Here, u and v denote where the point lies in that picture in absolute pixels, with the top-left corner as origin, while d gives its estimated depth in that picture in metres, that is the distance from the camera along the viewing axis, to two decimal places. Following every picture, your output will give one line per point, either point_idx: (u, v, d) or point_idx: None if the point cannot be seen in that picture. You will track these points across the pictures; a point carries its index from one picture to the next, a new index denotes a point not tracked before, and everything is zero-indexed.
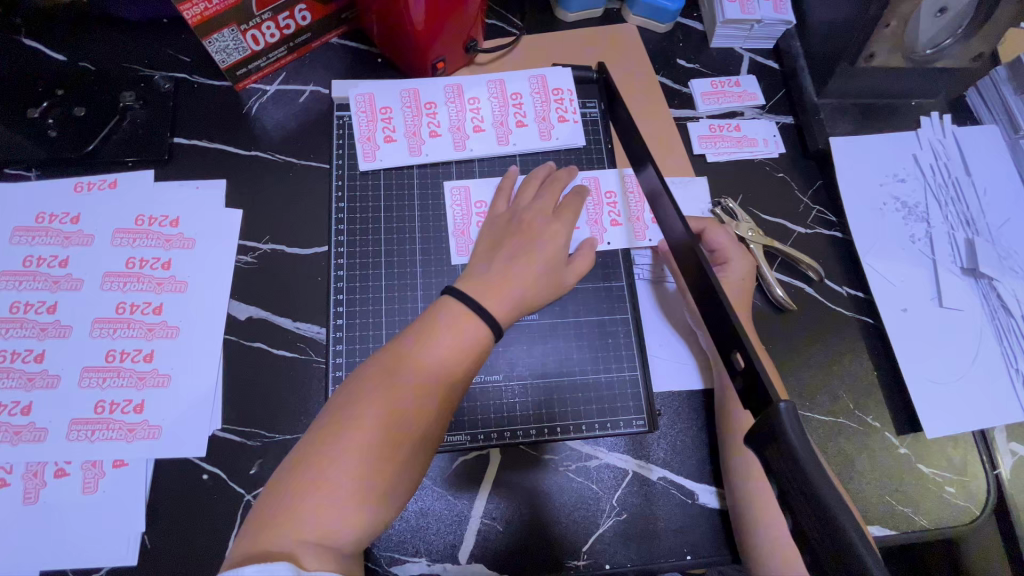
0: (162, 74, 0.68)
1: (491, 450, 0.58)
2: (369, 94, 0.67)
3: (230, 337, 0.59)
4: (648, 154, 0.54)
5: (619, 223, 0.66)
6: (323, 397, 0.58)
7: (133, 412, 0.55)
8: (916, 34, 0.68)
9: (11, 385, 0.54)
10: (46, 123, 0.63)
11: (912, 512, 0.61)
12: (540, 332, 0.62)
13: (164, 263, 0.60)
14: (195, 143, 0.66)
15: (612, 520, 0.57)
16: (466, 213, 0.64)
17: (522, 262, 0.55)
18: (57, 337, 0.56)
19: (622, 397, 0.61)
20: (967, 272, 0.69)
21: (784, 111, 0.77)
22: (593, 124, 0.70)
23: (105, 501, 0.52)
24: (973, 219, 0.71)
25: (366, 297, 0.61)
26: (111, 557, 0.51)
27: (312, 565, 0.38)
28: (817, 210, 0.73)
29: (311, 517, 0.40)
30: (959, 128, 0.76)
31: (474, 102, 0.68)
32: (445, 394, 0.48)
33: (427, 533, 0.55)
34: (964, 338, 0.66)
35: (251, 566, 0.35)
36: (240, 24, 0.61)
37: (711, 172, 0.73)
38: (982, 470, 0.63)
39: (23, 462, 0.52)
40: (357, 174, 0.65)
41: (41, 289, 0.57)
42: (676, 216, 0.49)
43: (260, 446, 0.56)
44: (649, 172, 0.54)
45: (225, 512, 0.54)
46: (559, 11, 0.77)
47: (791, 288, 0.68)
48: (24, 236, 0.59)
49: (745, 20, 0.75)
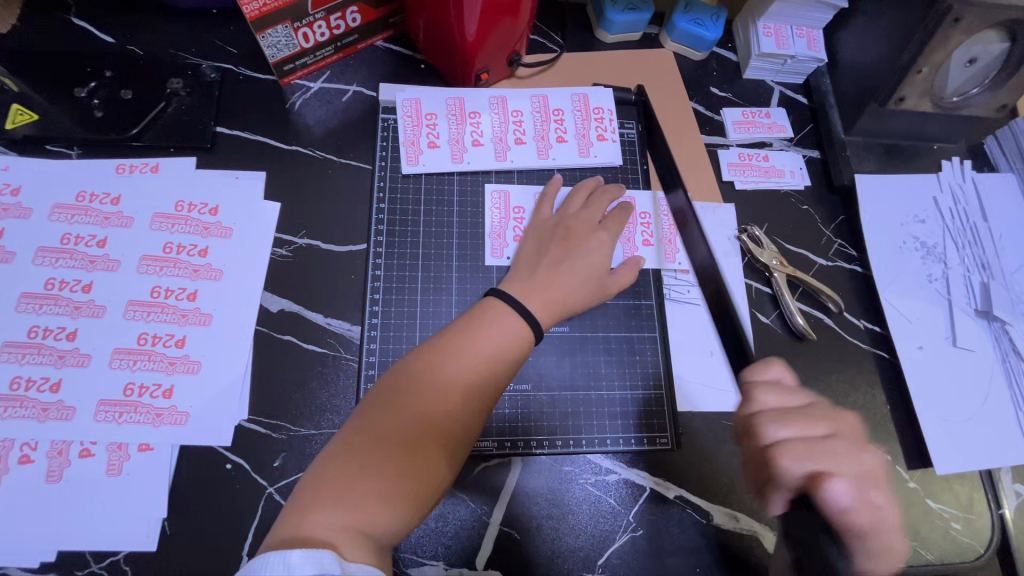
0: (209, 64, 0.68)
1: (514, 458, 0.59)
2: (416, 99, 0.68)
3: (263, 328, 0.59)
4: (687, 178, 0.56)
5: (651, 243, 0.67)
6: (351, 395, 0.58)
7: (161, 397, 0.55)
8: (945, 80, 0.72)
9: (41, 361, 0.54)
10: (92, 103, 0.64)
11: (919, 545, 0.62)
12: (567, 344, 0.63)
13: (201, 250, 0.60)
14: (237, 134, 0.66)
15: (629, 536, 0.57)
16: (504, 217, 0.65)
17: (567, 270, 0.58)
18: (91, 317, 0.56)
19: (645, 413, 0.62)
20: (981, 314, 0.71)
21: (811, 145, 0.79)
22: (629, 144, 0.72)
23: (126, 484, 0.52)
24: (989, 263, 0.73)
25: (400, 298, 0.61)
26: (129, 541, 0.51)
27: (351, 556, 0.39)
28: (839, 244, 0.74)
29: (352, 506, 0.42)
30: (978, 174, 0.79)
31: (517, 114, 0.69)
32: (482, 393, 0.49)
33: (446, 537, 0.55)
34: (975, 378, 0.68)
35: (296, 551, 0.37)
36: (293, 22, 0.62)
37: (739, 200, 0.75)
38: (987, 509, 0.65)
39: (49, 439, 0.52)
40: (399, 176, 0.66)
41: (78, 267, 0.58)
42: None
43: (285, 439, 0.56)
44: None
45: (246, 504, 0.53)
46: (599, 32, 0.79)
47: (811, 318, 0.70)
48: (63, 213, 0.59)
49: (779, 54, 0.77)
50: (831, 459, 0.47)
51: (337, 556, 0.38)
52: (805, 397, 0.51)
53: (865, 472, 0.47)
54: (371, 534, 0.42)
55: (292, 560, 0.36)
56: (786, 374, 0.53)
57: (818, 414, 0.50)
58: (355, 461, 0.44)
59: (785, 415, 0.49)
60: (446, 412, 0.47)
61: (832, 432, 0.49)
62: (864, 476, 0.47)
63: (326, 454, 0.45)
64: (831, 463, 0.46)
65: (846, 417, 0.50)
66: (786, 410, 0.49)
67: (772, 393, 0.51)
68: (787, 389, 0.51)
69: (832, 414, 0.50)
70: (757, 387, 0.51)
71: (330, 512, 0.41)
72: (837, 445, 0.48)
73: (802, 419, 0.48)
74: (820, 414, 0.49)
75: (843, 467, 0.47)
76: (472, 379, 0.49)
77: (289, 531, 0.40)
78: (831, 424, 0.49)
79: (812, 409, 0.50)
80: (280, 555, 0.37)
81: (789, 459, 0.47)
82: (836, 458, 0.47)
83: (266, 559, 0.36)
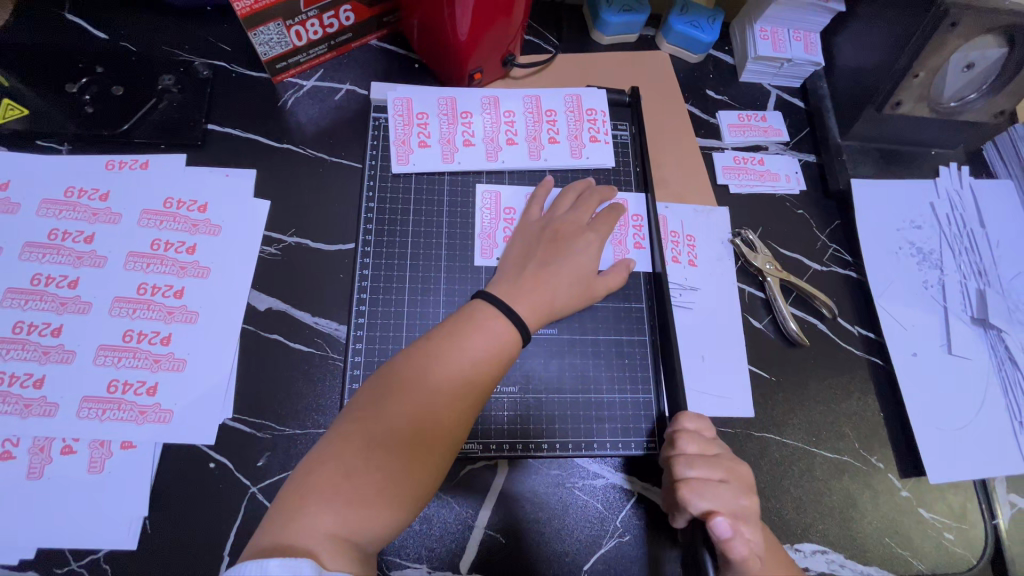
0: (202, 61, 0.68)
1: (500, 460, 0.58)
2: (407, 98, 0.67)
3: (249, 327, 0.59)
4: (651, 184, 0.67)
5: (643, 246, 0.67)
6: (338, 395, 0.58)
7: (145, 395, 0.54)
8: (942, 85, 0.71)
9: (25, 357, 0.54)
10: (83, 99, 0.64)
11: (911, 555, 0.61)
12: (556, 347, 0.62)
13: (189, 247, 0.60)
14: (228, 131, 0.66)
15: (616, 541, 0.57)
16: (495, 218, 0.65)
17: (555, 272, 0.57)
18: (76, 313, 0.56)
19: (634, 417, 0.61)
20: (977, 321, 0.70)
21: (807, 149, 0.78)
22: (623, 145, 0.71)
23: (108, 482, 0.52)
24: (985, 270, 0.73)
25: (389, 298, 0.61)
26: (109, 540, 0.50)
27: (332, 565, 0.39)
28: (834, 248, 0.74)
29: (336, 509, 0.41)
30: (976, 180, 0.78)
31: (509, 115, 0.69)
32: (470, 395, 0.49)
33: (430, 540, 0.55)
34: (970, 386, 0.67)
35: (274, 560, 0.37)
36: (286, 20, 0.62)
37: (733, 204, 0.74)
38: (981, 519, 0.64)
39: (31, 436, 0.52)
40: (390, 175, 0.65)
41: (65, 263, 0.57)
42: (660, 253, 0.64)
43: (270, 438, 0.55)
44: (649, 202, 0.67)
45: (228, 504, 0.53)
46: (594, 32, 0.78)
47: (804, 323, 0.69)
48: (51, 209, 0.59)
49: (775, 57, 0.77)
50: (720, 501, 0.49)
51: (316, 563, 0.38)
52: (718, 446, 0.54)
53: (745, 518, 0.49)
54: (354, 540, 0.41)
55: (270, 569, 0.36)
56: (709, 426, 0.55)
57: (725, 463, 0.52)
58: (339, 463, 0.43)
59: (695, 458, 0.52)
60: (433, 416, 0.47)
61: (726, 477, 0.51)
62: (741, 520, 0.49)
63: (311, 457, 0.45)
64: (719, 506, 0.49)
65: (745, 470, 0.53)
66: (698, 454, 0.52)
67: (691, 437, 0.53)
68: (706, 438, 0.54)
69: (736, 465, 0.52)
70: (680, 432, 0.53)
71: (315, 518, 0.41)
72: (728, 490, 0.50)
73: (708, 463, 0.51)
74: (726, 462, 0.52)
75: (731, 509, 0.49)
76: (460, 382, 0.48)
77: (271, 537, 0.40)
78: (731, 473, 0.52)
79: (722, 458, 0.52)
80: (257, 563, 0.36)
81: (688, 494, 0.49)
82: (727, 500, 0.49)
83: (242, 567, 0.36)
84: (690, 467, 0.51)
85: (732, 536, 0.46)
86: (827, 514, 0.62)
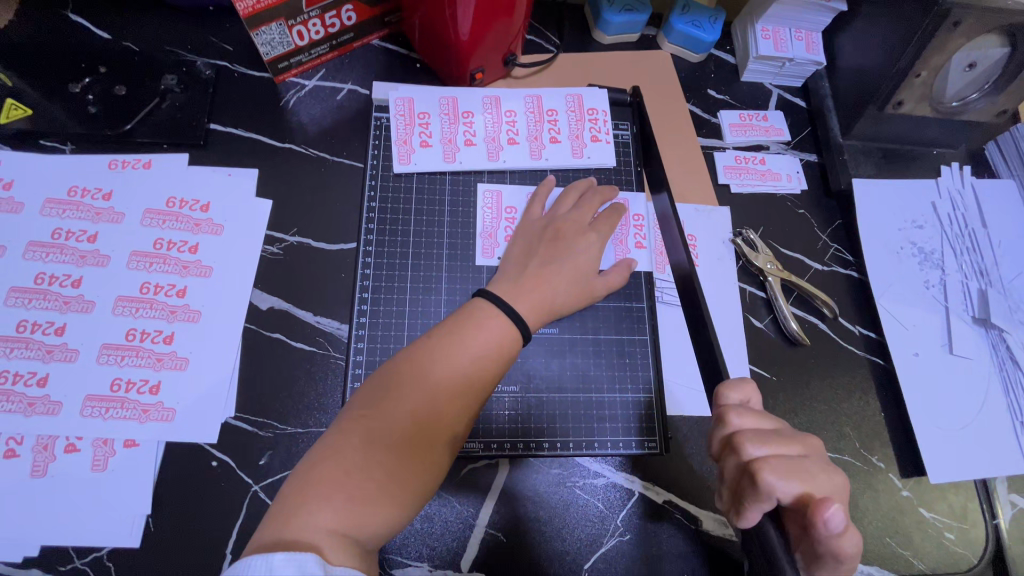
0: (204, 61, 0.68)
1: (501, 459, 0.58)
2: (409, 98, 0.68)
3: (251, 326, 0.59)
4: (665, 182, 0.66)
5: (644, 246, 0.67)
6: (339, 394, 0.58)
7: (148, 393, 0.55)
8: (944, 84, 0.71)
9: (29, 356, 0.54)
10: (87, 99, 0.64)
11: (911, 555, 0.61)
12: (557, 346, 0.62)
13: (191, 246, 0.60)
14: (230, 131, 0.66)
15: (617, 540, 0.57)
16: (496, 217, 0.65)
17: (556, 271, 0.57)
18: (79, 312, 0.56)
19: (635, 416, 0.61)
20: (979, 321, 0.70)
21: (809, 149, 0.78)
22: (624, 145, 0.71)
23: (112, 480, 0.52)
24: (987, 270, 0.72)
25: (390, 298, 0.61)
26: (113, 537, 0.51)
27: (337, 561, 0.39)
28: (835, 248, 0.74)
29: (337, 506, 0.41)
30: (977, 180, 0.78)
31: (511, 115, 0.69)
32: (470, 393, 0.49)
33: (431, 538, 0.55)
34: (971, 386, 0.67)
35: (279, 554, 0.37)
36: (288, 20, 0.62)
37: (735, 203, 0.74)
38: (981, 519, 0.64)
39: (35, 434, 0.52)
40: (391, 175, 0.66)
41: (68, 262, 0.58)
42: (682, 243, 0.61)
43: (272, 437, 0.56)
44: (663, 198, 0.66)
45: (231, 502, 0.53)
46: (595, 32, 0.78)
47: (805, 323, 0.69)
48: (55, 209, 0.59)
49: (777, 57, 0.76)
50: (806, 479, 0.44)
51: (319, 559, 0.38)
52: (773, 418, 0.49)
53: (836, 494, 0.45)
54: (356, 536, 0.41)
55: (275, 563, 0.36)
56: (755, 395, 0.51)
57: (793, 436, 0.48)
58: (340, 461, 0.43)
59: (761, 434, 0.46)
60: (434, 414, 0.47)
61: (802, 453, 0.46)
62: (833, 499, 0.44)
63: (312, 454, 0.45)
64: (807, 485, 0.43)
65: (817, 441, 0.48)
66: (762, 430, 0.47)
67: (743, 412, 0.48)
68: (758, 411, 0.49)
69: (805, 437, 0.48)
70: (731, 408, 0.49)
71: (317, 514, 0.41)
72: (812, 466, 0.45)
73: (779, 438, 0.46)
74: (795, 435, 0.47)
75: (821, 488, 0.44)
76: (461, 380, 0.49)
77: (271, 534, 0.40)
78: (806, 446, 0.47)
79: (785, 431, 0.48)
80: (262, 559, 0.36)
81: (771, 475, 0.43)
82: (814, 477, 0.44)
83: (247, 562, 0.36)
84: (761, 445, 0.45)
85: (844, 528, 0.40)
86: None
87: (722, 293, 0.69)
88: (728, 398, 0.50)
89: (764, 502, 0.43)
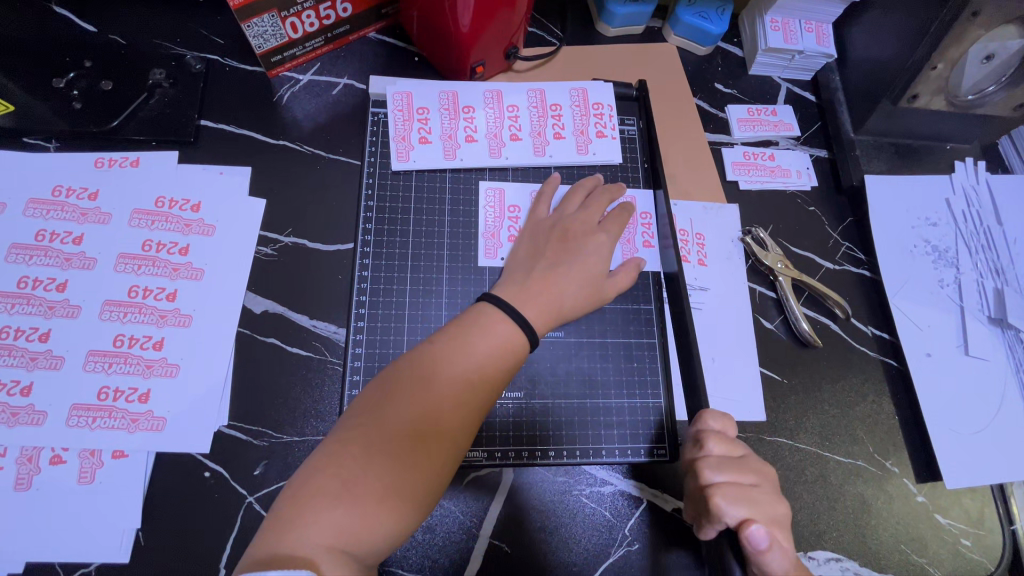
0: (194, 55, 0.66)
1: (505, 467, 0.56)
2: (407, 93, 0.65)
3: (244, 330, 0.57)
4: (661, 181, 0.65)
5: (652, 245, 0.65)
6: (337, 401, 0.56)
7: (137, 402, 0.52)
8: (961, 77, 0.69)
9: (12, 363, 0.52)
10: (71, 94, 0.61)
11: (927, 563, 0.59)
12: (563, 349, 0.60)
13: (181, 248, 0.58)
14: (221, 127, 0.64)
15: (624, 550, 0.55)
16: (498, 216, 0.63)
17: (565, 273, 0.55)
18: (65, 317, 0.54)
19: (644, 422, 0.59)
20: (995, 322, 0.68)
21: (818, 144, 0.76)
22: (630, 141, 0.69)
23: (99, 493, 0.50)
24: (1003, 268, 0.70)
25: (389, 300, 0.59)
26: (102, 553, 0.49)
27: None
28: (846, 247, 0.72)
29: (334, 519, 0.39)
30: (992, 176, 0.76)
31: (513, 109, 0.66)
32: (473, 401, 0.47)
33: (432, 549, 0.53)
34: (987, 388, 0.66)
35: (271, 570, 0.36)
36: (281, 11, 0.60)
37: (743, 201, 0.72)
38: (998, 525, 0.62)
39: (18, 445, 0.50)
40: (389, 173, 0.63)
41: (52, 265, 0.55)
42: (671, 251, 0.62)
43: (267, 446, 0.54)
44: (659, 196, 0.65)
45: (225, 514, 0.51)
46: (600, 24, 0.76)
47: (817, 324, 0.67)
48: (38, 209, 0.57)
49: (787, 49, 0.74)
50: (755, 507, 0.46)
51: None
52: (744, 446, 0.50)
53: (780, 524, 0.47)
54: (352, 552, 0.39)
55: None
56: (732, 425, 0.52)
57: (751, 465, 0.49)
58: (338, 472, 0.41)
59: (721, 460, 0.48)
60: (435, 420, 0.45)
61: (757, 481, 0.48)
62: (777, 525, 0.46)
63: (309, 464, 0.43)
64: (754, 512, 0.46)
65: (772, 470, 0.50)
66: (725, 456, 0.49)
67: (718, 438, 0.50)
68: (730, 437, 0.51)
69: (763, 466, 0.50)
70: (704, 433, 0.50)
71: (313, 527, 0.39)
72: (763, 494, 0.47)
73: (736, 465, 0.48)
74: (754, 464, 0.49)
75: (766, 515, 0.46)
76: (464, 387, 0.46)
77: (268, 548, 0.38)
78: (760, 475, 0.49)
79: (748, 459, 0.49)
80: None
81: (722, 500, 0.46)
82: (760, 505, 0.46)
83: None
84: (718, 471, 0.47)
85: (770, 547, 0.44)
86: (842, 520, 0.60)
87: (732, 293, 0.67)
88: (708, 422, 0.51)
89: (715, 523, 0.46)
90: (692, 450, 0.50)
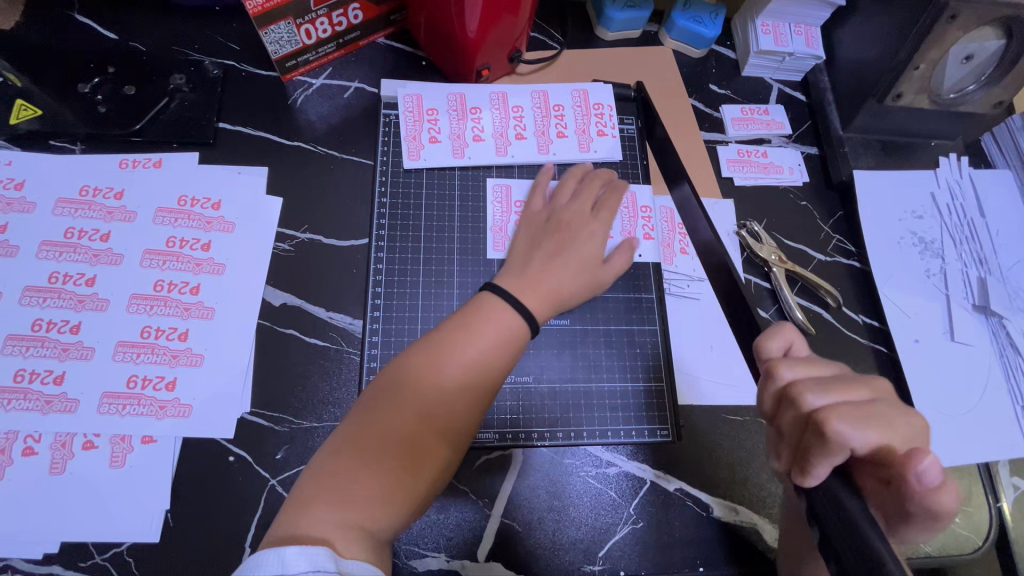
0: (212, 60, 0.69)
1: (515, 450, 0.59)
2: (417, 95, 0.68)
3: (264, 321, 0.60)
4: (683, 173, 0.66)
5: (652, 237, 0.68)
6: (354, 388, 0.59)
7: (164, 390, 0.55)
8: (942, 76, 0.73)
9: (45, 354, 0.54)
10: (96, 98, 0.64)
11: (918, 538, 0.62)
12: (569, 338, 0.63)
13: (204, 244, 0.60)
14: (239, 129, 0.67)
15: (630, 528, 0.58)
16: (505, 212, 0.66)
17: (561, 262, 0.58)
18: (94, 310, 0.56)
19: (647, 406, 0.62)
20: (979, 309, 0.72)
21: (809, 142, 0.79)
22: (630, 140, 0.72)
23: (130, 476, 0.52)
24: (986, 258, 0.74)
25: (403, 292, 0.62)
26: (133, 533, 0.51)
27: (347, 552, 0.40)
28: (837, 239, 0.75)
29: (350, 502, 0.42)
30: (975, 170, 0.79)
31: (517, 110, 0.70)
32: (476, 389, 0.49)
33: (446, 528, 0.56)
34: (972, 372, 0.69)
35: (293, 547, 0.38)
36: (296, 18, 0.63)
37: (738, 196, 0.75)
38: (985, 502, 0.65)
39: (53, 432, 0.52)
40: (401, 171, 0.66)
41: (81, 261, 0.58)
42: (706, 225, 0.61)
43: (288, 431, 0.56)
44: (683, 188, 0.66)
45: (249, 496, 0.54)
46: (598, 29, 0.79)
47: (810, 313, 0.70)
48: (67, 208, 0.60)
49: (777, 52, 0.78)
50: (884, 426, 0.39)
51: (332, 553, 0.39)
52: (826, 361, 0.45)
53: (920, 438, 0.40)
54: (369, 530, 0.42)
55: (288, 556, 0.37)
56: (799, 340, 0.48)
57: (858, 379, 0.43)
58: (350, 459, 0.44)
59: (819, 381, 0.42)
60: (441, 413, 0.47)
61: (870, 397, 0.42)
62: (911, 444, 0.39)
63: (324, 451, 0.45)
64: (884, 433, 0.39)
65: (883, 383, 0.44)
66: (820, 377, 0.43)
67: (793, 365, 0.44)
68: (809, 359, 0.45)
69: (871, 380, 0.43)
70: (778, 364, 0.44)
71: (328, 511, 0.41)
72: (884, 408, 0.40)
73: (840, 384, 0.42)
74: (857, 379, 0.43)
75: (897, 432, 0.39)
76: (467, 376, 0.49)
77: (284, 529, 0.41)
78: (872, 390, 0.42)
79: (841, 374, 0.44)
80: (275, 554, 0.37)
81: (843, 425, 0.38)
82: (886, 421, 0.40)
83: (261, 558, 0.37)
84: (822, 394, 0.41)
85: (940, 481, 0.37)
86: None
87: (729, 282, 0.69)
88: (769, 348, 0.47)
89: (836, 455, 0.39)
90: (779, 379, 0.44)
